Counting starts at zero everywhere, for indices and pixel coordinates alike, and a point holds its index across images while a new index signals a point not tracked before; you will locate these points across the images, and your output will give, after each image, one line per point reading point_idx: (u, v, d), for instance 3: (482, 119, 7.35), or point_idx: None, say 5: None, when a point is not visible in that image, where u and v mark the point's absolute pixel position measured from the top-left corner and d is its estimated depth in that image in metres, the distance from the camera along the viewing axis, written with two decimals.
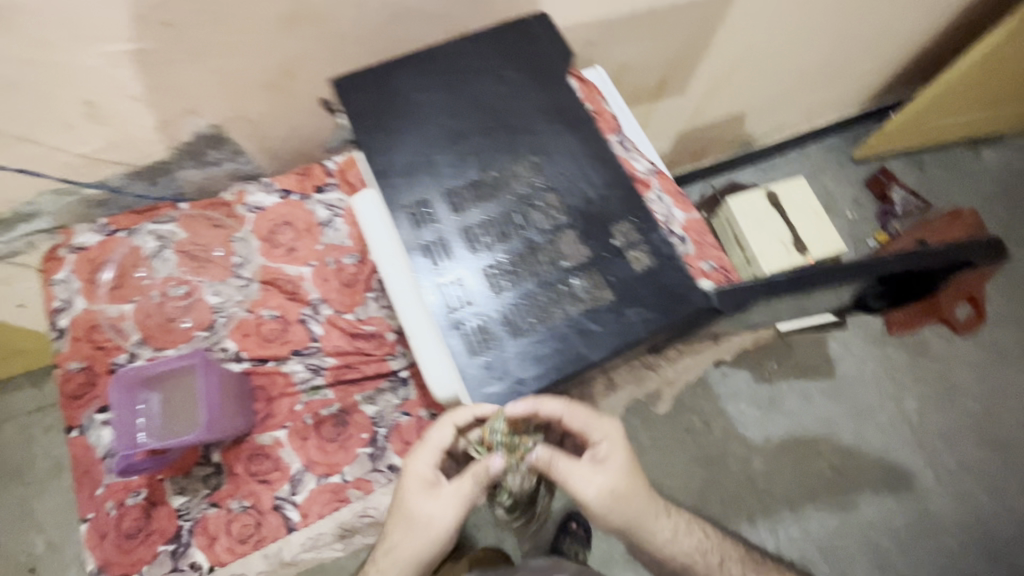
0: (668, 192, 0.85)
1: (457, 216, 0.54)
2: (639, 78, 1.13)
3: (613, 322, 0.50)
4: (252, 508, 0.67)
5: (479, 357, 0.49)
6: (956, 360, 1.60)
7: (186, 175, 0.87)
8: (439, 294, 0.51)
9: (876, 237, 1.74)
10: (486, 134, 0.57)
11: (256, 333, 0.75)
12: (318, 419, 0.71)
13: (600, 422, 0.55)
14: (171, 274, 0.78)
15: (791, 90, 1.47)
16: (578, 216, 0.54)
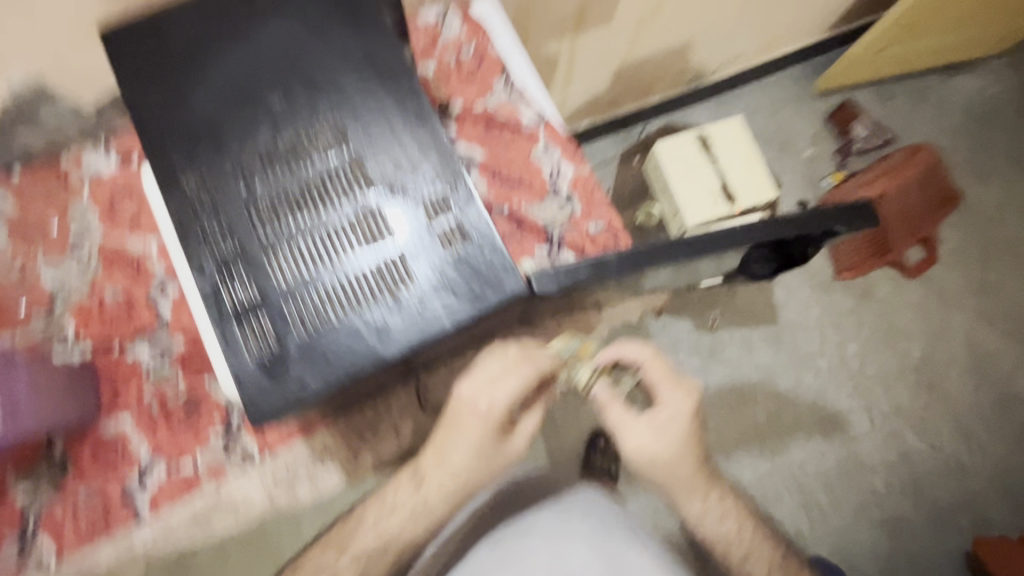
0: (557, 146, 0.78)
1: (243, 192, 0.47)
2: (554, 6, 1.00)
3: (414, 313, 0.45)
4: (100, 499, 0.65)
5: (260, 357, 0.44)
6: (900, 303, 1.57)
7: (23, 138, 0.68)
8: (219, 284, 0.45)
9: (832, 177, 1.64)
10: (282, 93, 0.48)
11: (98, 316, 0.69)
12: (165, 406, 0.67)
13: (672, 390, 0.68)
14: (1, 251, 0.69)
15: (746, 13, 1.32)
16: (385, 191, 0.47)
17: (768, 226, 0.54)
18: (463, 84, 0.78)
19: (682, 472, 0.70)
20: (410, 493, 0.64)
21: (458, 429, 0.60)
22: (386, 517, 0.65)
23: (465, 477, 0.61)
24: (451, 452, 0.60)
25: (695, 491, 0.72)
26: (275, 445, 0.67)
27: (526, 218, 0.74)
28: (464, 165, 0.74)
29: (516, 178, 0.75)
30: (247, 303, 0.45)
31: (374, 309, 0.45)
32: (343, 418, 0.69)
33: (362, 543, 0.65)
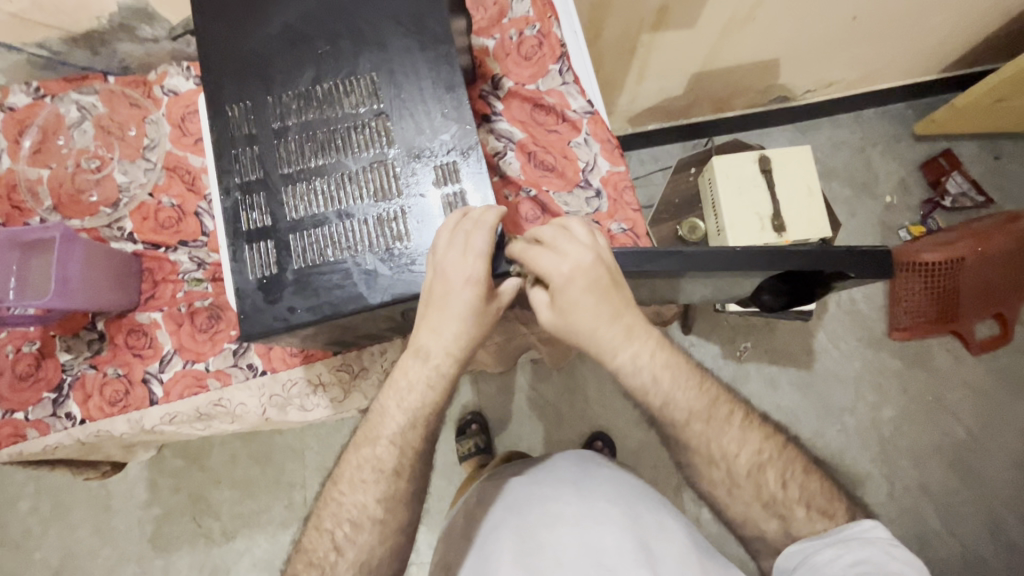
0: (598, 139, 0.78)
1: (276, 127, 0.51)
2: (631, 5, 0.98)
3: (403, 268, 0.48)
4: (124, 376, 0.73)
5: (259, 277, 0.48)
6: (955, 377, 1.45)
7: (125, 49, 0.80)
8: (239, 205, 0.49)
9: (910, 229, 1.51)
10: (330, 42, 0.52)
11: (153, 219, 0.77)
12: (192, 309, 0.75)
13: (569, 243, 0.50)
14: (87, 147, 0.78)
15: (845, 37, 1.23)
16: (402, 148, 0.50)
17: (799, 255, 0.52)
18: (519, 63, 0.78)
19: (608, 311, 0.52)
20: (419, 364, 0.51)
21: (448, 300, 0.47)
22: (405, 395, 0.53)
23: (474, 343, 0.50)
24: (446, 327, 0.48)
25: (633, 334, 0.54)
26: (278, 365, 0.73)
27: (551, 204, 0.75)
28: (502, 143, 0.76)
29: (550, 164, 0.76)
30: (259, 227, 0.49)
31: (368, 255, 0.48)
32: (339, 356, 0.73)
33: (389, 426, 0.54)
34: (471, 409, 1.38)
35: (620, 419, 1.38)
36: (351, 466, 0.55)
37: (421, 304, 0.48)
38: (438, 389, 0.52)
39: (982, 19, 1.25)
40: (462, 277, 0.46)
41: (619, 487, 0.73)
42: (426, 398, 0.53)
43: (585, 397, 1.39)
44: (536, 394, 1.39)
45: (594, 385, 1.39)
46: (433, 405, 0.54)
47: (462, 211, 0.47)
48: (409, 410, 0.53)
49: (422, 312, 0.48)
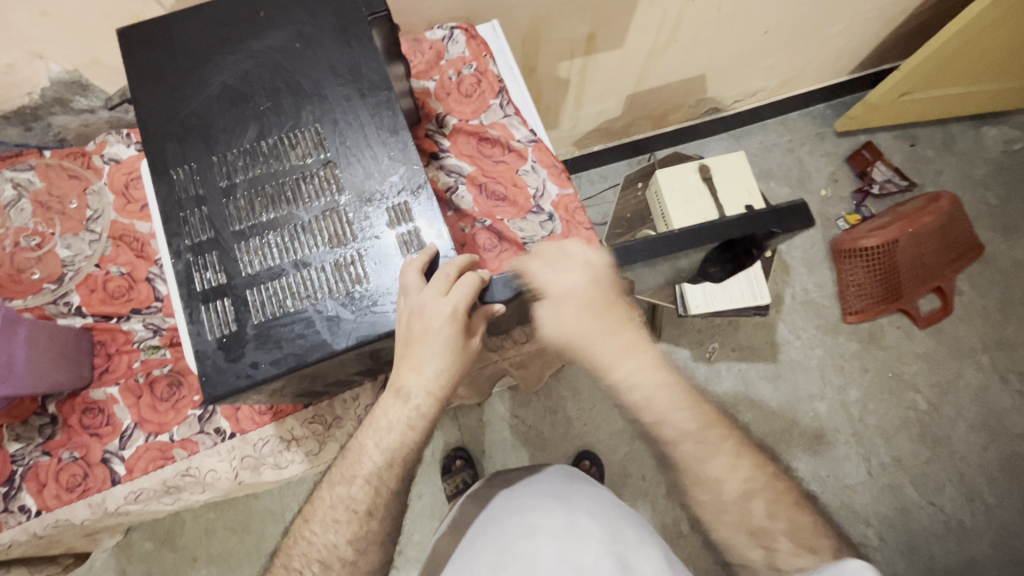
0: (544, 164, 0.81)
1: (223, 185, 0.51)
2: (564, 35, 1.03)
3: (365, 310, 0.48)
4: (81, 459, 0.69)
5: (218, 335, 0.48)
6: (909, 352, 1.54)
7: (60, 122, 0.81)
8: (192, 266, 0.49)
9: (847, 218, 1.61)
10: (270, 98, 0.53)
11: (102, 290, 0.75)
12: (150, 378, 0.72)
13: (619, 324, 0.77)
14: (25, 224, 0.75)
15: (761, 50, 1.34)
16: (352, 194, 0.51)
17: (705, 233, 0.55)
18: (461, 101, 0.81)
19: (600, 325, 0.64)
20: (400, 404, 0.50)
21: (427, 337, 0.47)
22: (386, 436, 0.52)
23: (455, 381, 0.50)
24: (428, 362, 0.48)
25: (628, 349, 0.64)
26: (247, 427, 0.71)
27: (507, 230, 0.76)
28: (452, 177, 0.78)
29: (501, 194, 0.79)
30: (214, 286, 0.48)
31: (329, 301, 0.48)
32: (311, 409, 0.72)
33: (367, 465, 0.52)
34: (454, 446, 1.36)
35: (603, 435, 1.39)
36: (326, 505, 0.53)
37: (401, 345, 0.48)
38: (420, 426, 0.51)
39: (878, 23, 1.38)
40: (440, 314, 0.46)
41: (600, 505, 0.72)
42: (408, 436, 0.51)
43: (566, 418, 1.39)
44: (518, 422, 1.38)
45: (573, 405, 1.40)
46: (417, 441, 0.52)
47: (427, 253, 0.49)
48: (390, 445, 0.51)
49: (402, 351, 0.48)
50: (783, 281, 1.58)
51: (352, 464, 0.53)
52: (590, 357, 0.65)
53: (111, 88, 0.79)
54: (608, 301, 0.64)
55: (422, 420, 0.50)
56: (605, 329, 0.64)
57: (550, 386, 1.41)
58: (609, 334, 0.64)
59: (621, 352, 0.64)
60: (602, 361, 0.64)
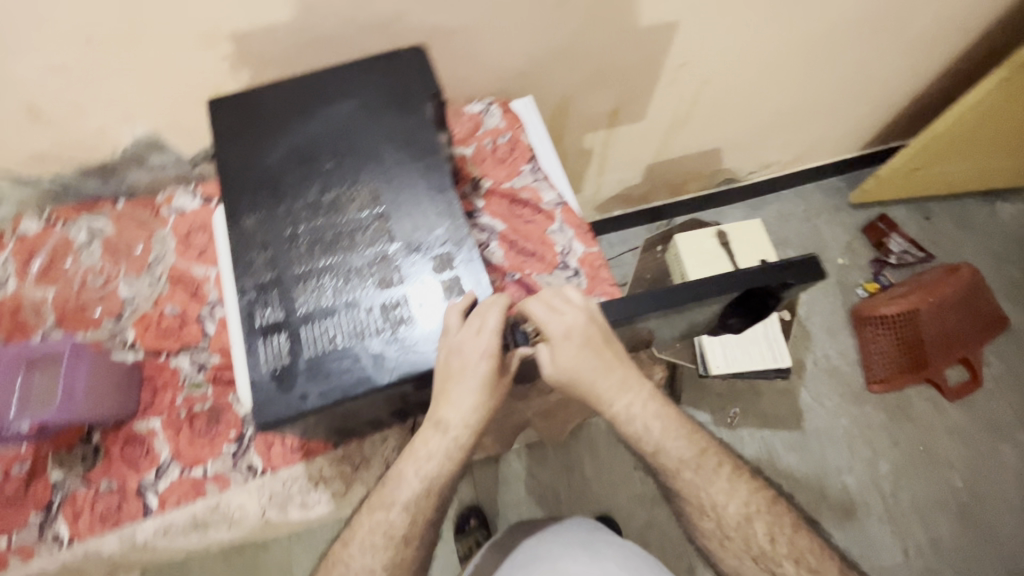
0: (571, 225, 0.86)
1: (286, 232, 0.57)
2: (587, 111, 1.13)
3: (408, 348, 0.52)
4: (118, 489, 0.72)
5: (272, 368, 0.51)
6: (941, 427, 1.49)
7: (133, 176, 0.91)
8: (254, 303, 0.54)
9: (866, 287, 1.63)
10: (334, 158, 0.60)
11: (155, 327, 0.80)
12: (191, 414, 0.75)
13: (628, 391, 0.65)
14: (94, 265, 0.83)
15: (774, 126, 1.43)
16: (401, 243, 0.56)
17: (715, 285, 0.60)
18: (496, 166, 0.89)
19: (602, 365, 0.62)
20: (439, 435, 0.52)
21: (464, 373, 0.50)
22: (422, 466, 0.54)
23: (490, 416, 0.52)
24: (464, 398, 0.50)
25: (627, 383, 0.65)
26: (278, 464, 0.72)
27: (535, 284, 0.81)
28: (485, 234, 0.84)
29: (530, 250, 0.84)
30: (273, 322, 0.53)
31: (374, 339, 0.52)
32: (340, 449, 0.73)
33: (403, 495, 0.54)
34: (468, 504, 1.34)
35: (623, 500, 1.36)
36: (365, 530, 0.55)
37: (439, 381, 0.51)
38: (457, 458, 0.53)
39: (883, 105, 1.48)
40: (477, 351, 0.49)
41: (624, 549, 0.74)
42: (445, 466, 0.53)
43: (585, 480, 1.37)
44: (534, 481, 1.36)
45: (591, 466, 1.38)
46: (452, 471, 0.54)
47: (467, 299, 0.53)
48: (428, 474, 0.53)
49: (441, 387, 0.51)
50: (805, 347, 1.58)
51: (390, 493, 0.55)
52: (591, 392, 0.64)
53: (185, 148, 0.90)
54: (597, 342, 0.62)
55: (458, 451, 0.53)
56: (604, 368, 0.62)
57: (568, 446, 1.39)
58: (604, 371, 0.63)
59: (618, 389, 0.64)
60: (603, 396, 0.64)
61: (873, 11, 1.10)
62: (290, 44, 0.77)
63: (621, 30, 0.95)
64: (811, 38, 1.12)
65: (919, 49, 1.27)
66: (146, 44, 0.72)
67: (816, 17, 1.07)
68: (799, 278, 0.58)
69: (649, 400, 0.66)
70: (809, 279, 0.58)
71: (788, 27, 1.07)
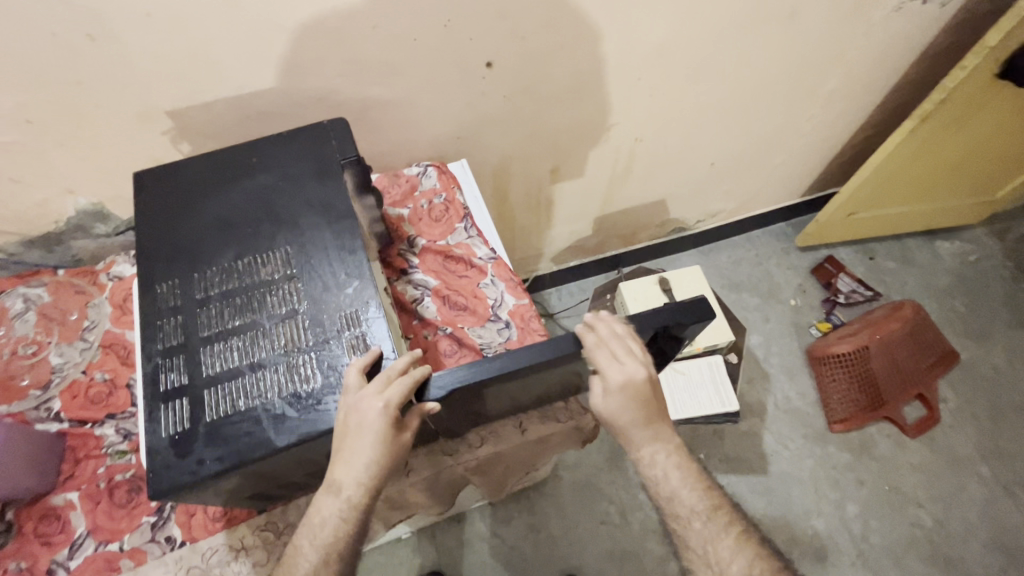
0: (503, 278, 0.89)
1: (199, 296, 0.58)
2: (528, 169, 1.19)
3: (309, 408, 0.53)
4: (26, 570, 0.68)
5: (172, 432, 0.52)
6: (905, 464, 1.49)
7: (79, 245, 0.93)
8: (160, 368, 0.55)
9: (819, 326, 1.67)
10: (252, 224, 0.63)
11: (83, 395, 0.79)
12: (112, 484, 0.73)
13: None
14: (24, 333, 0.82)
15: (713, 178, 1.51)
16: (310, 304, 0.58)
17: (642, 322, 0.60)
18: (431, 225, 0.93)
19: None
20: (332, 498, 0.53)
21: (361, 428, 0.50)
22: (320, 531, 0.53)
23: (386, 473, 0.53)
24: (359, 453, 0.51)
25: None
26: (199, 535, 0.71)
27: (466, 337, 0.83)
28: (419, 291, 0.87)
29: (462, 304, 0.86)
30: (177, 386, 0.54)
31: (276, 399, 0.53)
32: (263, 515, 0.72)
33: (303, 565, 0.53)
34: (429, 569, 1.29)
35: (589, 558, 1.31)
36: None
37: (336, 441, 0.52)
38: (353, 519, 0.53)
39: (814, 155, 1.58)
40: (375, 409, 0.50)
41: None
42: (340, 529, 0.53)
43: (550, 537, 1.32)
44: (498, 541, 1.32)
45: (558, 523, 1.34)
46: (351, 532, 0.54)
47: (371, 356, 0.54)
48: (323, 540, 0.53)
49: (337, 447, 0.51)
50: (765, 388, 1.59)
51: (290, 566, 0.54)
52: None
53: (128, 217, 0.93)
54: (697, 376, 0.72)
55: (352, 511, 0.53)
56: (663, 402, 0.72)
57: (532, 501, 1.36)
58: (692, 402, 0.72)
59: None
60: None
61: (784, 71, 1.20)
62: (228, 118, 0.82)
63: (547, 95, 1.02)
64: (732, 96, 1.21)
65: (834, 104, 1.38)
66: (85, 122, 0.76)
67: (731, 78, 1.16)
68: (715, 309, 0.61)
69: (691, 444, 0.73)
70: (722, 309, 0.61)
71: (707, 88, 1.16)
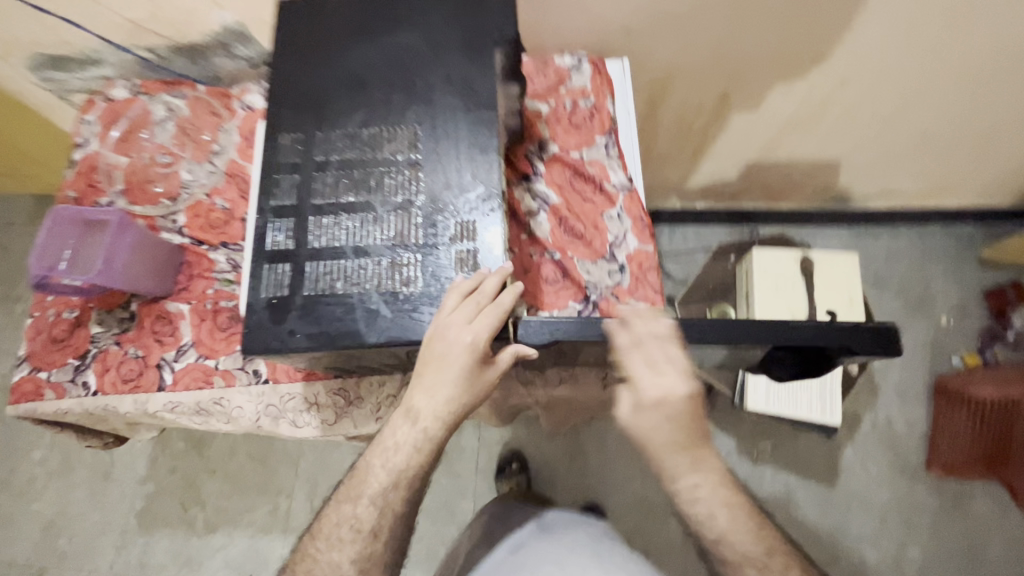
0: (631, 214, 0.78)
1: (319, 159, 0.54)
2: (692, 88, 1.00)
3: (404, 311, 0.49)
4: (141, 358, 0.77)
5: (270, 295, 0.50)
6: (996, 531, 1.31)
7: (218, 63, 0.92)
8: (269, 225, 0.52)
9: (964, 357, 1.41)
10: (386, 91, 0.56)
11: (204, 217, 0.82)
12: (216, 307, 0.78)
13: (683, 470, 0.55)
14: (164, 143, 0.86)
15: (912, 152, 1.21)
16: (427, 199, 0.52)
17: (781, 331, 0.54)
18: (568, 131, 0.81)
19: (685, 438, 0.54)
20: (409, 425, 0.50)
21: (444, 363, 0.47)
22: (393, 456, 0.51)
23: (466, 412, 0.49)
24: (439, 391, 0.47)
25: (698, 463, 0.55)
26: (281, 377, 0.74)
27: (573, 268, 0.75)
28: (537, 203, 0.78)
29: (579, 232, 0.77)
30: (282, 249, 0.51)
31: (374, 293, 0.50)
32: (339, 381, 0.74)
33: (372, 485, 0.52)
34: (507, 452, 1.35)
35: (616, 499, 1.32)
36: (331, 523, 0.53)
37: (421, 364, 0.49)
38: (426, 451, 0.50)
39: None
40: (463, 340, 0.46)
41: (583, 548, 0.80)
42: (414, 459, 0.51)
43: (585, 467, 1.33)
44: (535, 454, 1.34)
45: (596, 456, 1.34)
46: (423, 464, 0.51)
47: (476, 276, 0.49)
48: (395, 468, 0.51)
49: (422, 370, 0.49)
50: (867, 403, 1.40)
51: (358, 485, 0.53)
52: (655, 463, 0.56)
53: (267, 44, 0.89)
54: (696, 414, 0.54)
55: (427, 444, 0.50)
56: (686, 440, 0.54)
57: (578, 430, 1.36)
58: (689, 444, 0.55)
59: (687, 467, 0.55)
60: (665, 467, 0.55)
61: None
62: None
63: (751, 2, 0.81)
64: (997, 54, 0.91)
65: None
66: None
67: (1012, 30, 0.85)
68: (868, 344, 0.53)
69: (722, 483, 0.55)
70: (876, 346, 0.53)
71: (968, 35, 0.87)
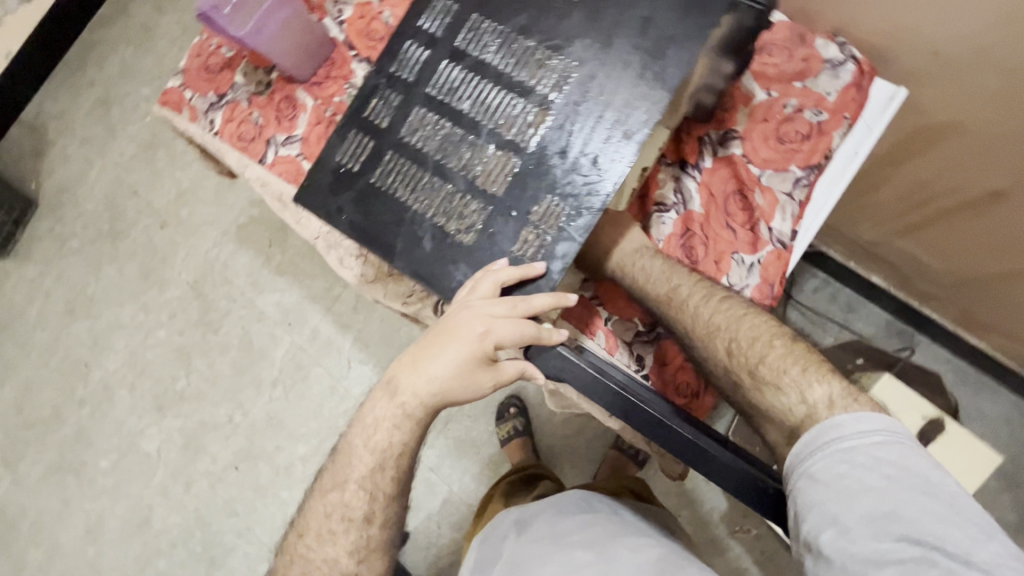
0: (765, 270, 0.64)
1: (458, 49, 0.51)
2: (968, 160, 0.70)
3: (444, 254, 0.49)
4: (258, 125, 0.80)
5: (348, 161, 0.52)
6: None
7: None
8: (381, 92, 0.52)
9: None
10: (564, 9, 0.50)
11: (366, 22, 0.78)
12: (332, 117, 0.77)
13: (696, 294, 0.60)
14: None
15: None
16: (531, 154, 0.48)
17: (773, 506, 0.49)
18: (766, 138, 0.65)
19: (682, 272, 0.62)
20: (388, 400, 0.51)
21: (451, 341, 0.48)
22: (373, 436, 0.52)
23: (446, 401, 0.49)
24: (433, 364, 0.48)
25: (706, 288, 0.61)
26: None
27: None
28: (674, 199, 0.66)
29: (695, 254, 0.65)
30: (379, 123, 0.52)
31: (429, 216, 0.50)
32: None
33: (358, 471, 0.52)
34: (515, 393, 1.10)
35: None
36: (320, 516, 0.53)
37: (428, 335, 0.50)
38: (407, 428, 0.51)
39: None
40: (479, 328, 0.46)
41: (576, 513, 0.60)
42: (394, 435, 0.51)
43: None
44: None
45: None
46: (406, 441, 0.51)
47: (518, 271, 0.47)
48: (376, 445, 0.51)
49: (424, 344, 0.50)
50: None
51: (345, 469, 0.53)
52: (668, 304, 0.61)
53: None
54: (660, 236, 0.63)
55: (406, 422, 0.50)
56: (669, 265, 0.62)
57: None
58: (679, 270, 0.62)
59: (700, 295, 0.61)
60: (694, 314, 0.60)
61: None
62: None
63: None
64: None
65: None
66: None
67: None
68: None
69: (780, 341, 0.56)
70: None
71: None
